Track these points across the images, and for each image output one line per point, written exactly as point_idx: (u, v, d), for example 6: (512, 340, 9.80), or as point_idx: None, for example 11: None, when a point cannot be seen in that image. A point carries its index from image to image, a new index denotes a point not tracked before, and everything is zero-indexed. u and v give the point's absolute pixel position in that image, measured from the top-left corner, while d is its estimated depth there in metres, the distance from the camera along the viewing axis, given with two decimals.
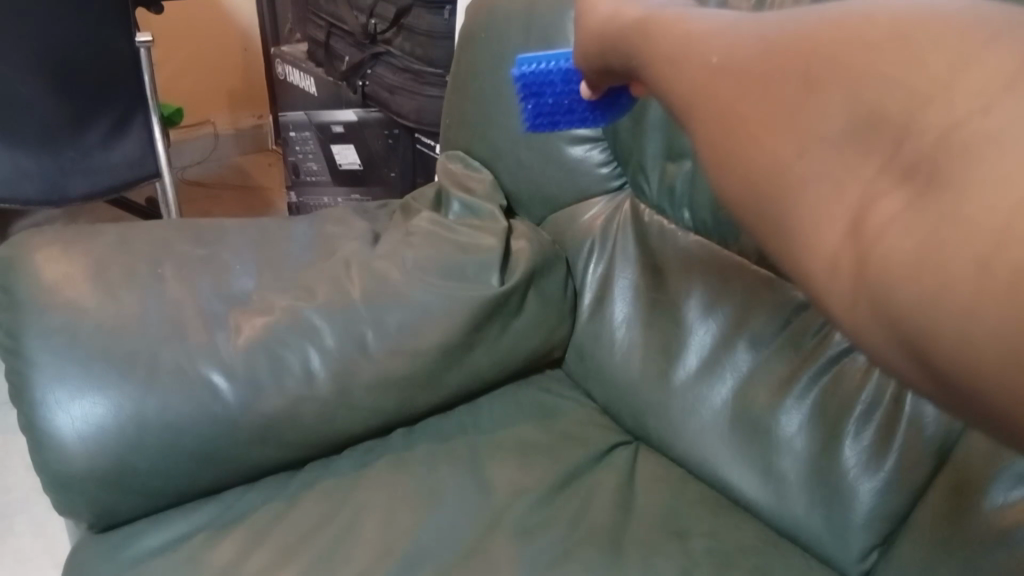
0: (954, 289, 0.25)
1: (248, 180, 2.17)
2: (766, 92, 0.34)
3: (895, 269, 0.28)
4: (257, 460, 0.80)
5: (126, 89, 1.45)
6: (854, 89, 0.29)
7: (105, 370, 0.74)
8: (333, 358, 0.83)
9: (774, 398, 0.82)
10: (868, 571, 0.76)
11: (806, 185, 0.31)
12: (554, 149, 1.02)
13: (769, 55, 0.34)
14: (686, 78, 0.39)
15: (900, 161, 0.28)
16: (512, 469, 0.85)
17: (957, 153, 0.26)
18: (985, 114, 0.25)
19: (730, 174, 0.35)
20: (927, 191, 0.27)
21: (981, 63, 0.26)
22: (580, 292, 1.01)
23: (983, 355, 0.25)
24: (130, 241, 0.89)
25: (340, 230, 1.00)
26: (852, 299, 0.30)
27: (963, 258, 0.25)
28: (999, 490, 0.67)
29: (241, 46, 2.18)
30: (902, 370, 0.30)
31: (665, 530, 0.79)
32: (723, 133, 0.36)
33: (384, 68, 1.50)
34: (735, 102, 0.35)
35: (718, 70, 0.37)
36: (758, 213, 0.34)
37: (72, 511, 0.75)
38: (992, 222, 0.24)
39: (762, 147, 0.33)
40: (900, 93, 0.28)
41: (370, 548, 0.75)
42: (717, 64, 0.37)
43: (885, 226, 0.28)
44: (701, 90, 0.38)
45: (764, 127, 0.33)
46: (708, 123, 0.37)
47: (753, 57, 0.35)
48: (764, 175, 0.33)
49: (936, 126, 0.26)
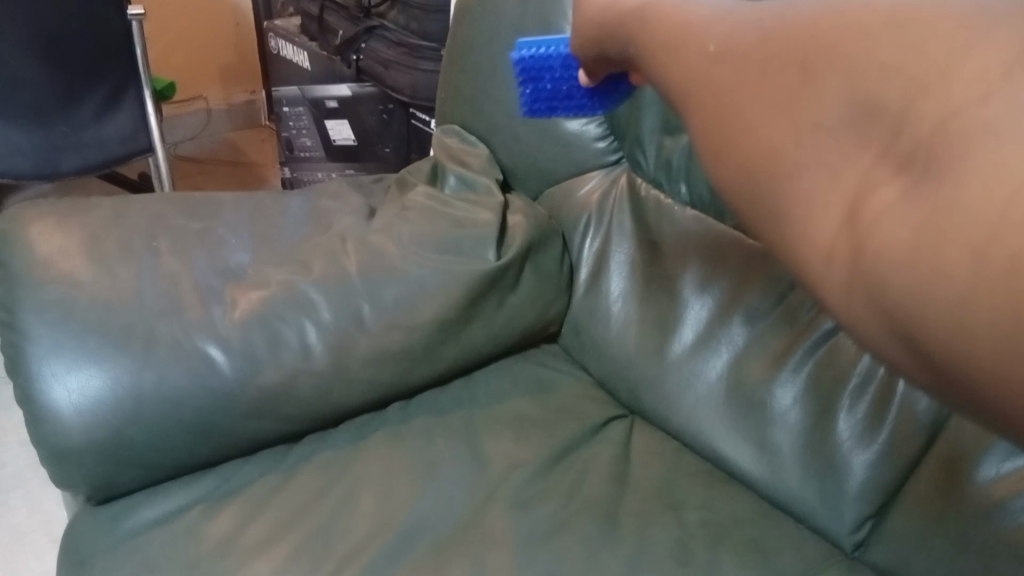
0: (948, 278, 0.25)
1: (240, 156, 2.16)
2: (763, 80, 0.34)
3: (890, 258, 0.28)
4: (254, 433, 0.80)
5: (118, 64, 1.43)
6: (852, 79, 0.29)
7: (102, 344, 0.74)
8: (328, 332, 0.83)
9: (769, 372, 0.83)
10: (861, 543, 0.77)
11: (804, 173, 0.31)
12: (550, 125, 1.02)
13: (768, 45, 0.34)
14: (686, 62, 0.39)
15: (897, 151, 0.28)
16: (508, 443, 0.85)
17: (953, 142, 0.26)
18: (982, 102, 0.25)
19: (730, 162, 0.35)
20: (923, 181, 0.27)
21: (979, 51, 0.26)
22: (576, 266, 1.01)
23: (977, 342, 0.25)
24: (125, 215, 0.89)
25: (336, 205, 1.00)
26: (851, 288, 0.30)
27: (958, 246, 0.25)
28: (991, 462, 0.68)
29: (233, 20, 2.16)
30: (897, 358, 0.30)
31: (659, 502, 0.79)
32: (723, 121, 0.36)
33: (378, 42, 1.49)
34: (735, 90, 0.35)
35: (717, 59, 0.37)
36: (756, 202, 0.34)
37: (70, 484, 0.75)
38: (987, 209, 0.24)
39: (762, 136, 0.33)
40: (899, 82, 0.28)
41: (367, 519, 0.76)
42: (716, 52, 0.37)
43: (881, 215, 0.28)
44: (700, 78, 0.37)
45: (762, 113, 0.33)
46: (707, 111, 0.37)
47: (751, 46, 0.35)
48: (764, 163, 0.33)
49: (934, 116, 0.26)
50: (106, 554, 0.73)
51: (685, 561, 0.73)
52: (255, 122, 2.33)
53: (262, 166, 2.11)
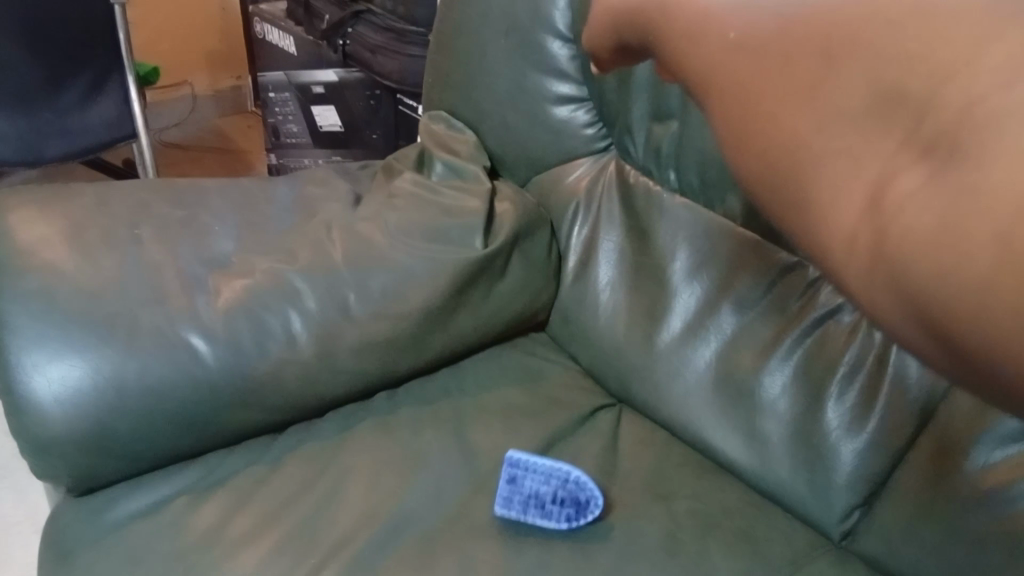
0: (973, 265, 0.25)
1: (227, 142, 2.14)
2: (775, 60, 0.32)
3: (913, 243, 0.27)
4: (239, 424, 0.79)
5: (101, 49, 1.41)
6: (875, 63, 0.28)
7: (84, 333, 0.73)
8: (314, 321, 0.82)
9: (758, 361, 0.82)
10: (850, 532, 0.76)
11: (822, 161, 0.30)
12: (539, 110, 1.00)
13: (781, 26, 0.32)
14: (686, 35, 0.36)
15: (920, 136, 0.27)
16: (497, 432, 0.85)
17: (982, 126, 0.25)
18: (1008, 87, 0.25)
19: (742, 148, 0.33)
20: (948, 166, 0.26)
21: (1005, 37, 0.25)
22: (564, 254, 1.00)
23: (1005, 332, 0.24)
24: (108, 202, 0.87)
25: (322, 192, 0.99)
26: (871, 276, 0.29)
27: (983, 226, 0.24)
28: (981, 452, 0.68)
29: (218, 5, 2.14)
30: (920, 347, 0.29)
31: (649, 493, 0.79)
32: (729, 99, 0.34)
33: (365, 28, 1.47)
34: (737, 73, 0.33)
35: (723, 38, 0.34)
36: (769, 189, 0.32)
37: (52, 476, 0.74)
38: (1014, 194, 0.24)
39: (778, 121, 0.31)
40: (922, 67, 0.27)
41: (355, 511, 0.75)
42: (724, 29, 0.34)
43: (905, 201, 0.27)
44: (705, 59, 0.35)
45: (772, 94, 0.32)
46: (716, 95, 0.35)
47: (757, 30, 0.33)
48: (780, 151, 0.31)
49: (960, 101, 0.26)
50: (89, 546, 0.72)
51: (675, 552, 0.72)
52: (242, 108, 2.31)
53: (248, 153, 2.09)
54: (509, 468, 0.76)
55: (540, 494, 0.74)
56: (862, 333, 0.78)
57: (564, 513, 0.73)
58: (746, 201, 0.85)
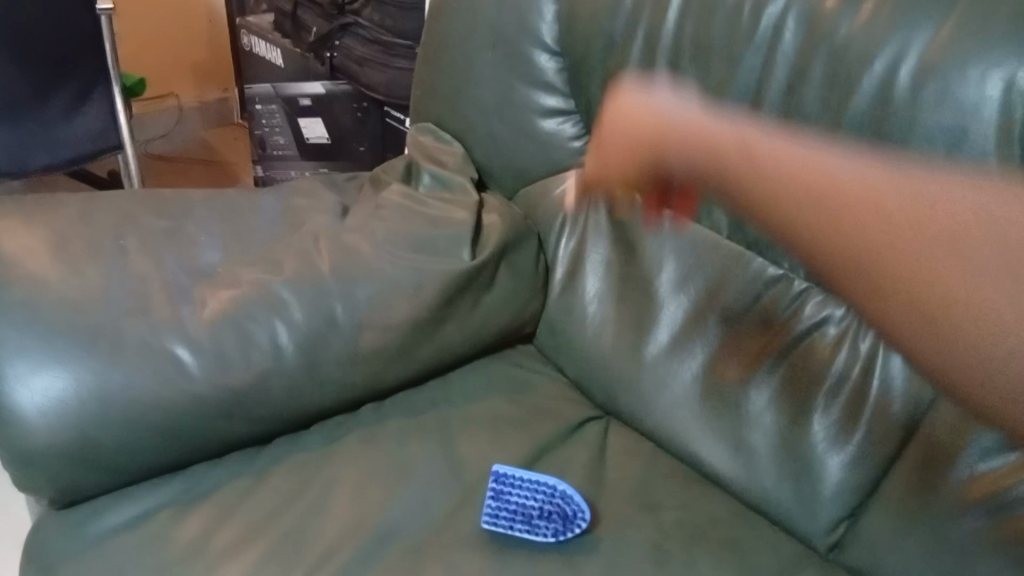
0: None
1: (213, 154, 2.13)
2: (871, 216, 0.38)
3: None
4: (224, 435, 0.79)
5: (87, 60, 1.40)
6: (962, 234, 0.36)
7: (69, 344, 0.72)
8: (300, 331, 0.82)
9: (744, 372, 0.83)
10: (838, 543, 0.76)
11: (959, 306, 0.35)
12: (526, 122, 1.01)
13: (860, 193, 0.39)
14: (760, 185, 0.41)
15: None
16: (484, 443, 0.85)
17: None
18: None
19: (864, 297, 0.39)
20: None
21: None
22: (552, 266, 1.00)
23: None
24: (92, 212, 0.87)
25: (309, 203, 0.99)
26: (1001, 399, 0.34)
27: None
28: (965, 462, 0.69)
29: (205, 18, 2.14)
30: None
31: (635, 504, 0.79)
32: (818, 250, 0.39)
33: (352, 41, 1.47)
34: (825, 225, 0.39)
35: (806, 195, 0.40)
36: (896, 326, 0.37)
37: (35, 488, 0.73)
38: None
39: (897, 264, 0.37)
40: (1015, 234, 0.35)
41: (340, 522, 0.75)
42: (806, 186, 0.40)
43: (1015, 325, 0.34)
44: (780, 214, 0.41)
45: (884, 252, 0.37)
46: (808, 240, 0.40)
47: (842, 187, 0.39)
48: (908, 291, 0.37)
49: None
50: (72, 559, 0.71)
51: (661, 562, 0.72)
52: (228, 120, 2.30)
53: (235, 165, 2.08)
54: (494, 483, 0.77)
55: (527, 508, 0.75)
56: (847, 344, 0.78)
57: (551, 526, 0.74)
58: (732, 212, 0.85)
